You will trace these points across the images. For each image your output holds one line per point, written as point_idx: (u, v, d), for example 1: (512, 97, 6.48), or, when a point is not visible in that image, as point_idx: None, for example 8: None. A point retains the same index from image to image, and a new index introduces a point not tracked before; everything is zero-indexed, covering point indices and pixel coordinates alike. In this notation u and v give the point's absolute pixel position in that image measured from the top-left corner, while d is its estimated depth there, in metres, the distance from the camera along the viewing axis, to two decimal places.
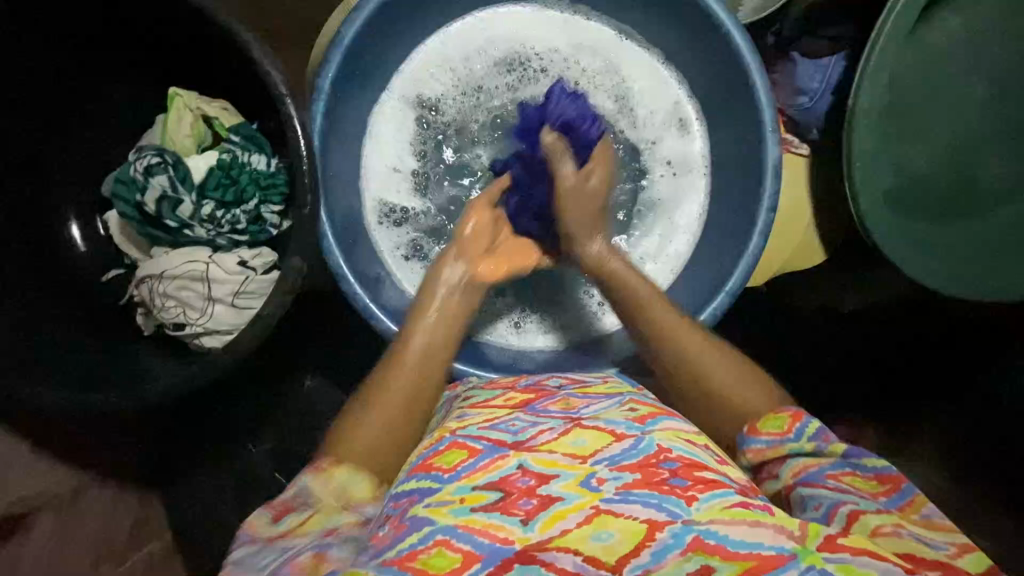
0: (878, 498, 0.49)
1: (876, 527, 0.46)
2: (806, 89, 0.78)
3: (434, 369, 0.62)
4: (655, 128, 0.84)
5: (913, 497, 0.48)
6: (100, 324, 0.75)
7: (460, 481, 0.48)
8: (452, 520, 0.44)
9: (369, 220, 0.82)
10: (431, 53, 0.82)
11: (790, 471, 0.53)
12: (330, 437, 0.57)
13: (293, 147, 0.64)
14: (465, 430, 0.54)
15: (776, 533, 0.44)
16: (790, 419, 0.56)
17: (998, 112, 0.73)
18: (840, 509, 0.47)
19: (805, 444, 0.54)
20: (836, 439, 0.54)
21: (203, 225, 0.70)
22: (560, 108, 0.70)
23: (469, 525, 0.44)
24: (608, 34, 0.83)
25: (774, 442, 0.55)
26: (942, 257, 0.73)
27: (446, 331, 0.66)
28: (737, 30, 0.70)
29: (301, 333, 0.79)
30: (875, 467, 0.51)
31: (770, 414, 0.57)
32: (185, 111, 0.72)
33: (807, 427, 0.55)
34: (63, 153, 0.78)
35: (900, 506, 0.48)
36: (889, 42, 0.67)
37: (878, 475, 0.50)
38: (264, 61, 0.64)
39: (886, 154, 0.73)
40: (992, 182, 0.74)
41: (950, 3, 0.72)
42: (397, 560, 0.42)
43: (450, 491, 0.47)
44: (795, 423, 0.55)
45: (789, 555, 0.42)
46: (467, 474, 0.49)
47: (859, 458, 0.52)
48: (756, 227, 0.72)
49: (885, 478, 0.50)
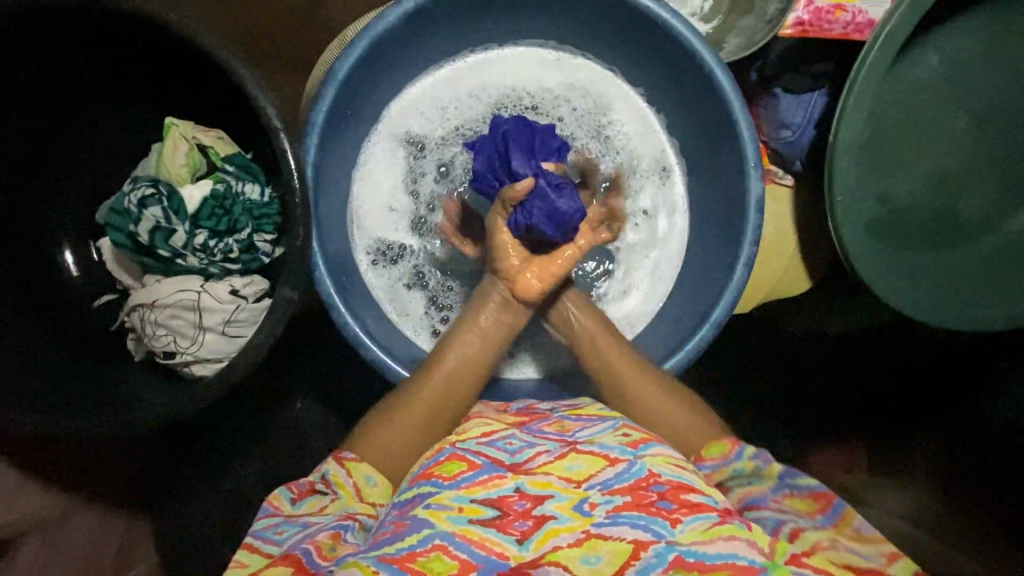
0: (814, 516, 0.53)
1: (816, 542, 0.50)
2: (790, 124, 0.82)
3: (459, 398, 0.64)
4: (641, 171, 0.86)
5: (843, 512, 0.53)
6: (94, 348, 0.79)
7: (459, 491, 0.48)
8: (451, 527, 0.45)
9: (360, 260, 0.83)
10: (421, 93, 0.84)
11: (735, 497, 0.56)
12: (350, 435, 0.62)
13: (286, 178, 0.64)
14: (463, 443, 0.53)
15: (750, 547, 0.46)
16: (729, 445, 0.59)
17: (953, 158, 0.81)
18: (786, 530, 0.51)
19: (744, 463, 0.57)
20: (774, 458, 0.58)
21: (196, 254, 0.72)
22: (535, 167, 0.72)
23: (467, 536, 0.45)
24: (597, 75, 0.85)
25: (718, 466, 0.58)
26: (925, 287, 0.80)
27: (483, 359, 0.67)
28: (720, 68, 0.72)
29: (291, 357, 0.90)
30: (809, 485, 0.56)
31: (713, 441, 0.60)
32: (181, 141, 0.74)
33: (745, 450, 0.58)
34: (68, 177, 0.81)
35: (834, 521, 0.53)
36: (868, 81, 0.72)
37: (811, 493, 0.55)
38: (260, 95, 0.64)
39: (868, 187, 0.80)
40: (968, 216, 0.82)
41: (926, 47, 0.78)
42: (396, 559, 0.44)
43: (449, 498, 0.47)
44: (735, 447, 0.59)
45: (760, 567, 0.44)
46: (467, 485, 0.48)
47: (793, 479, 0.56)
48: (740, 257, 0.74)
49: (817, 495, 0.55)
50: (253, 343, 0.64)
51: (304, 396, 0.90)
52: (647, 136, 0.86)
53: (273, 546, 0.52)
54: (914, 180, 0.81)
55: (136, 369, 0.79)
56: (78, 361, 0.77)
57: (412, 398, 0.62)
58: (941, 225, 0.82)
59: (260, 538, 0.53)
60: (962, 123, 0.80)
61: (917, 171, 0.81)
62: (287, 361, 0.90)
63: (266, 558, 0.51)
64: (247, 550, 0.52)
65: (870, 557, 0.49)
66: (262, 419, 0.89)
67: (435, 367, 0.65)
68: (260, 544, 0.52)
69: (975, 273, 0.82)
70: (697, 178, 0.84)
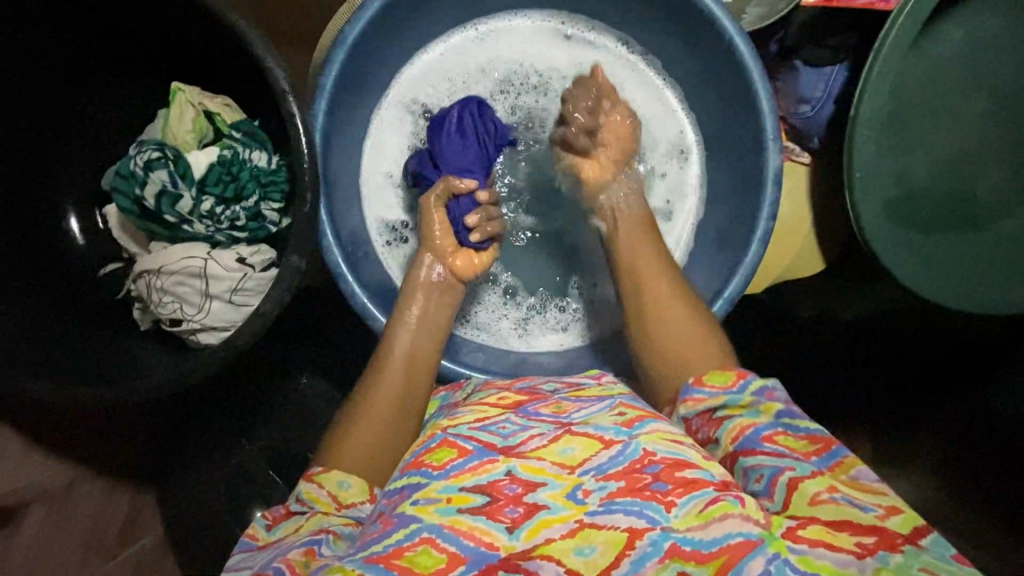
0: (810, 458, 0.48)
1: (814, 494, 0.45)
2: (809, 98, 0.80)
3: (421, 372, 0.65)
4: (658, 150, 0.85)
5: (842, 459, 0.48)
6: (98, 315, 0.79)
7: (447, 481, 0.47)
8: (438, 520, 0.44)
9: (372, 239, 0.82)
10: (430, 63, 0.83)
11: (729, 435, 0.52)
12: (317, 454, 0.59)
13: (293, 144, 0.63)
14: (454, 429, 0.52)
15: (743, 521, 0.43)
16: (735, 375, 0.55)
17: (976, 137, 0.79)
18: (779, 478, 0.47)
19: (744, 396, 0.54)
20: (777, 396, 0.53)
21: (203, 221, 0.71)
22: (456, 157, 0.76)
23: (455, 527, 0.44)
24: (610, 46, 0.84)
25: (715, 394, 0.55)
26: (941, 271, 0.78)
27: (430, 337, 0.68)
28: (740, 38, 0.70)
29: (300, 330, 0.90)
30: (807, 427, 0.51)
31: (717, 370, 0.57)
32: (187, 107, 0.72)
33: (750, 383, 0.54)
34: (72, 142, 0.80)
35: (830, 465, 0.48)
36: (892, 50, 0.70)
37: (809, 435, 0.50)
38: (267, 57, 0.62)
39: (889, 165, 0.78)
40: (988, 198, 0.80)
41: (952, 20, 0.76)
42: (383, 557, 0.43)
43: (437, 489, 0.46)
44: (740, 379, 0.55)
45: (758, 540, 0.43)
46: (455, 474, 0.47)
47: (791, 418, 0.51)
48: (755, 233, 0.72)
49: (816, 438, 0.50)
50: (260, 310, 0.63)
51: (309, 372, 0.90)
52: (664, 117, 0.85)
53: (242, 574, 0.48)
54: (934, 160, 0.79)
55: (140, 339, 0.78)
56: (80, 328, 0.76)
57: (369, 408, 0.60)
58: (960, 206, 0.80)
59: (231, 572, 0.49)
60: (985, 102, 0.78)
61: (938, 150, 0.79)
62: (293, 334, 0.90)
63: None
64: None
65: (869, 508, 0.44)
66: (268, 393, 0.88)
67: (380, 364, 0.64)
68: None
69: (995, 257, 0.80)
70: (715, 154, 0.82)
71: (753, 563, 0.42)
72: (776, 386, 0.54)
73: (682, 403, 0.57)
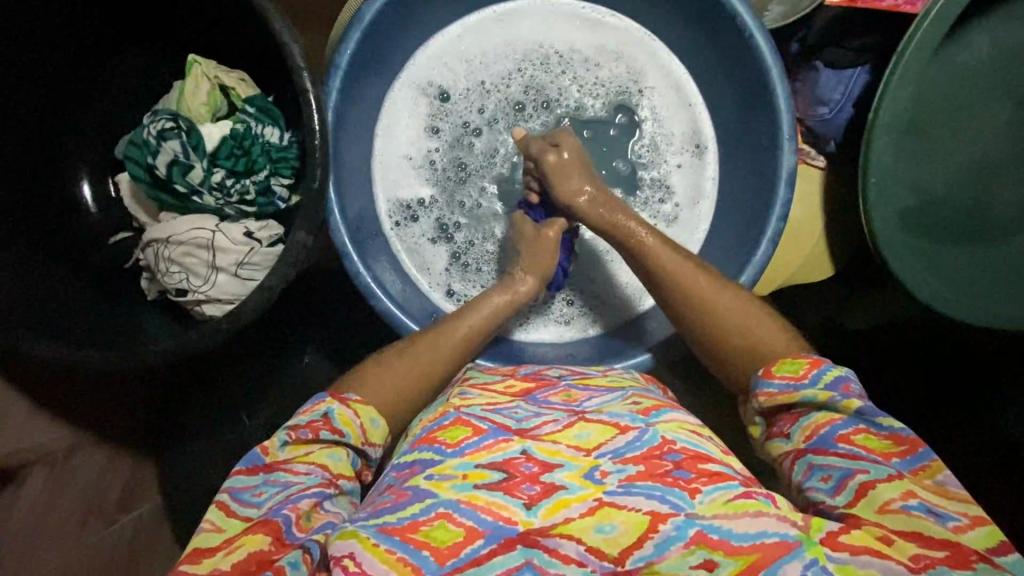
0: (890, 460, 0.47)
1: (885, 502, 0.44)
2: (827, 100, 0.79)
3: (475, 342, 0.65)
4: (673, 149, 0.84)
5: (927, 463, 0.46)
6: (106, 283, 0.79)
7: (462, 458, 0.47)
8: (454, 495, 0.44)
9: (383, 219, 0.82)
10: (447, 44, 0.82)
11: (802, 433, 0.51)
12: (341, 380, 0.58)
13: (307, 120, 0.63)
14: (468, 409, 0.53)
15: (779, 521, 0.42)
16: (807, 366, 0.53)
17: (997, 146, 0.77)
18: (850, 481, 0.46)
19: (818, 388, 0.51)
20: (853, 391, 0.51)
21: (212, 193, 0.71)
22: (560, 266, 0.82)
23: (472, 502, 0.43)
24: (631, 31, 0.83)
25: (788, 388, 0.53)
26: (958, 286, 0.76)
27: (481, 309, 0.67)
28: (761, 32, 0.69)
29: (308, 304, 0.91)
30: (890, 426, 0.48)
31: (788, 359, 0.55)
32: (203, 80, 0.72)
33: (823, 374, 0.52)
34: (88, 109, 0.80)
35: (913, 469, 0.46)
36: (916, 54, 0.68)
37: (892, 435, 0.48)
38: (284, 32, 0.62)
39: (905, 174, 0.77)
40: (1006, 210, 0.78)
41: (976, 29, 0.75)
42: (397, 529, 0.42)
43: (452, 466, 0.46)
44: (812, 369, 0.53)
45: (794, 543, 0.41)
46: (470, 451, 0.47)
47: (874, 416, 0.49)
48: (765, 233, 0.72)
49: (901, 439, 0.47)
50: (265, 284, 0.64)
51: (312, 350, 0.90)
52: (682, 109, 0.84)
53: (249, 509, 0.46)
54: (950, 170, 0.78)
55: (147, 308, 0.79)
56: (88, 294, 0.77)
57: (411, 353, 0.60)
58: (975, 217, 0.79)
59: (236, 495, 0.47)
60: (1005, 113, 0.77)
61: (955, 159, 0.78)
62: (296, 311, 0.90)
63: (243, 522, 0.45)
64: (221, 512, 0.46)
65: (948, 517, 0.43)
66: (270, 366, 0.88)
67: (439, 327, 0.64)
68: (237, 507, 0.46)
69: (1009, 272, 0.78)
70: (731, 153, 0.81)
71: (788, 567, 0.40)
72: (852, 376, 0.52)
73: (755, 397, 0.55)
